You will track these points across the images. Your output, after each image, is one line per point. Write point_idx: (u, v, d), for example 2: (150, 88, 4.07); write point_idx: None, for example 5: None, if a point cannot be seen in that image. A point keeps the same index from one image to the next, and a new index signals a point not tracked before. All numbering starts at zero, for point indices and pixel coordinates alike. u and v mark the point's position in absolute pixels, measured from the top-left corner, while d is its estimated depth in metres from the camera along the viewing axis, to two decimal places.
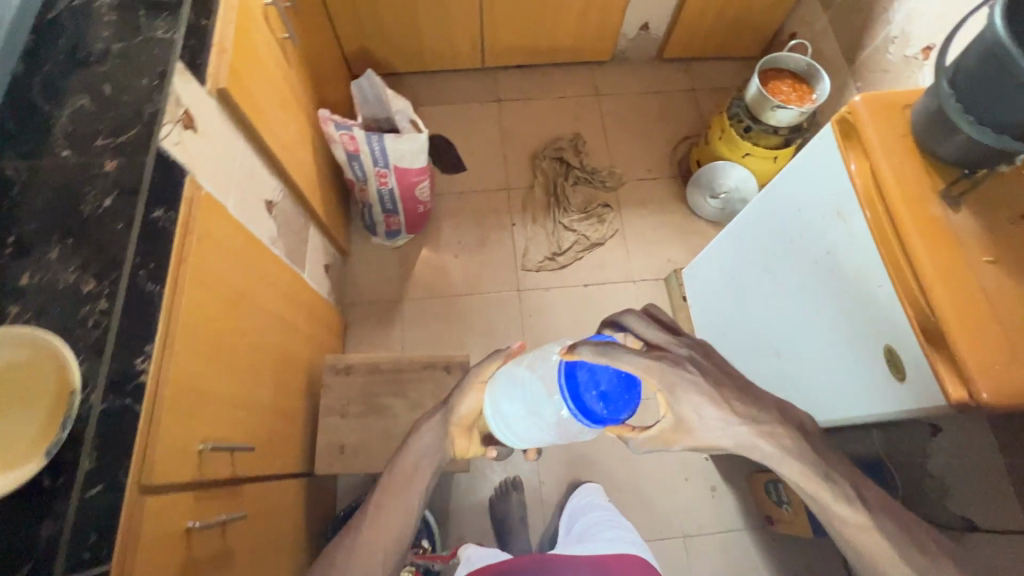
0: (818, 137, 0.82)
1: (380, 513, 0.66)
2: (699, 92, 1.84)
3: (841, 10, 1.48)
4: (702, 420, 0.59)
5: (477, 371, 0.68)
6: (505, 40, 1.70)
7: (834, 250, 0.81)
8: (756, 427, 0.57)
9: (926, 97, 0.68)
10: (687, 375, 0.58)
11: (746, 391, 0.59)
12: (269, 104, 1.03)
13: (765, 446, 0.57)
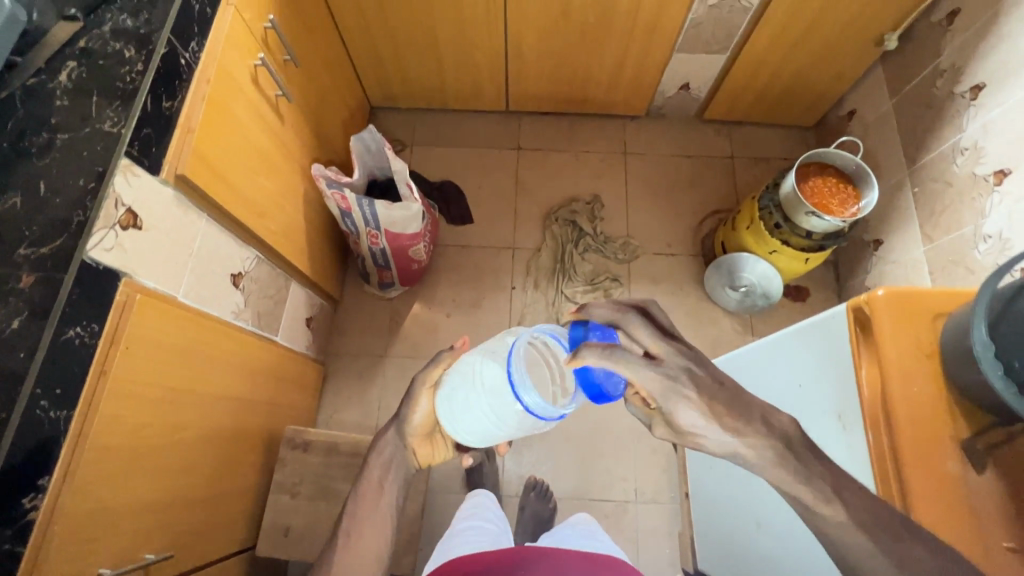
0: (831, 314, 0.69)
1: (357, 528, 0.74)
2: (738, 161, 1.68)
3: (908, 100, 1.30)
4: (688, 421, 0.51)
5: (423, 378, 0.75)
6: (530, 88, 1.60)
7: (827, 455, 0.68)
8: (735, 427, 0.51)
9: (961, 324, 0.57)
10: (681, 392, 0.50)
11: (733, 400, 0.51)
12: (248, 173, 0.99)
13: (752, 455, 0.52)
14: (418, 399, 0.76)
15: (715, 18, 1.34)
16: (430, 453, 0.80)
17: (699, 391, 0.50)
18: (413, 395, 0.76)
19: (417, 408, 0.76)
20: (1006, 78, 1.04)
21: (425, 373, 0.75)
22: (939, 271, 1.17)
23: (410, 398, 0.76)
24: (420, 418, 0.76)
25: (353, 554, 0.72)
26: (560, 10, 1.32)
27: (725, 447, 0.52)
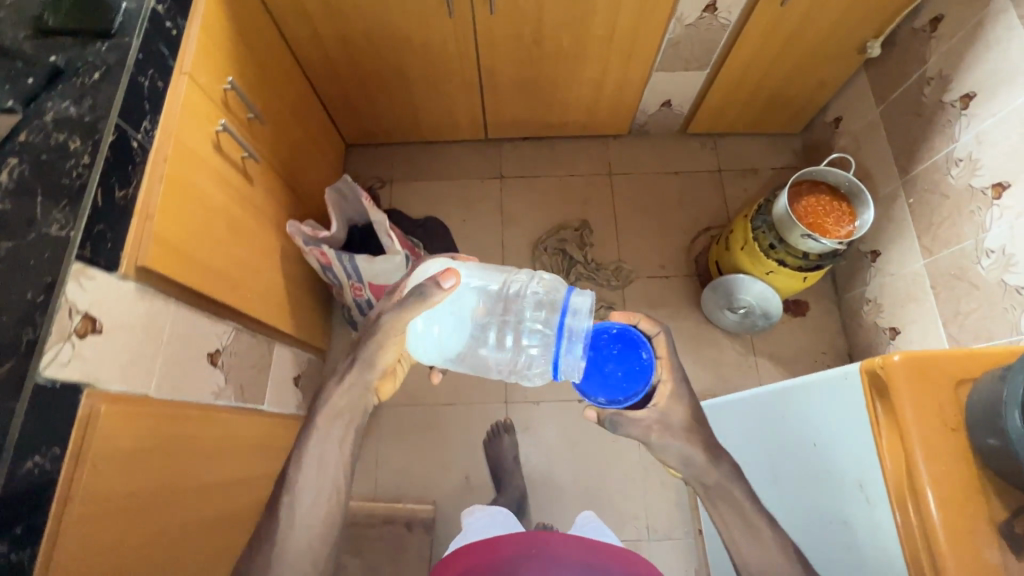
0: (842, 373, 0.65)
1: (302, 477, 0.70)
2: (726, 173, 1.65)
3: (895, 108, 1.27)
4: (670, 428, 0.71)
5: (395, 313, 0.71)
6: (509, 115, 1.56)
7: (850, 523, 0.65)
8: (707, 449, 0.72)
9: (989, 400, 0.53)
10: (679, 391, 0.72)
11: (711, 441, 0.73)
12: (219, 246, 0.93)
13: (701, 458, 0.71)
14: (386, 344, 0.74)
15: (693, 36, 1.30)
16: (386, 390, 0.81)
17: (693, 420, 0.73)
18: (377, 330, 0.72)
19: (376, 343, 0.73)
20: (997, 87, 1.01)
21: (398, 311, 0.71)
22: (941, 286, 1.14)
23: (368, 335, 0.73)
24: (382, 357, 0.75)
25: (301, 512, 0.70)
26: (533, 39, 1.27)
27: (689, 457, 0.72)
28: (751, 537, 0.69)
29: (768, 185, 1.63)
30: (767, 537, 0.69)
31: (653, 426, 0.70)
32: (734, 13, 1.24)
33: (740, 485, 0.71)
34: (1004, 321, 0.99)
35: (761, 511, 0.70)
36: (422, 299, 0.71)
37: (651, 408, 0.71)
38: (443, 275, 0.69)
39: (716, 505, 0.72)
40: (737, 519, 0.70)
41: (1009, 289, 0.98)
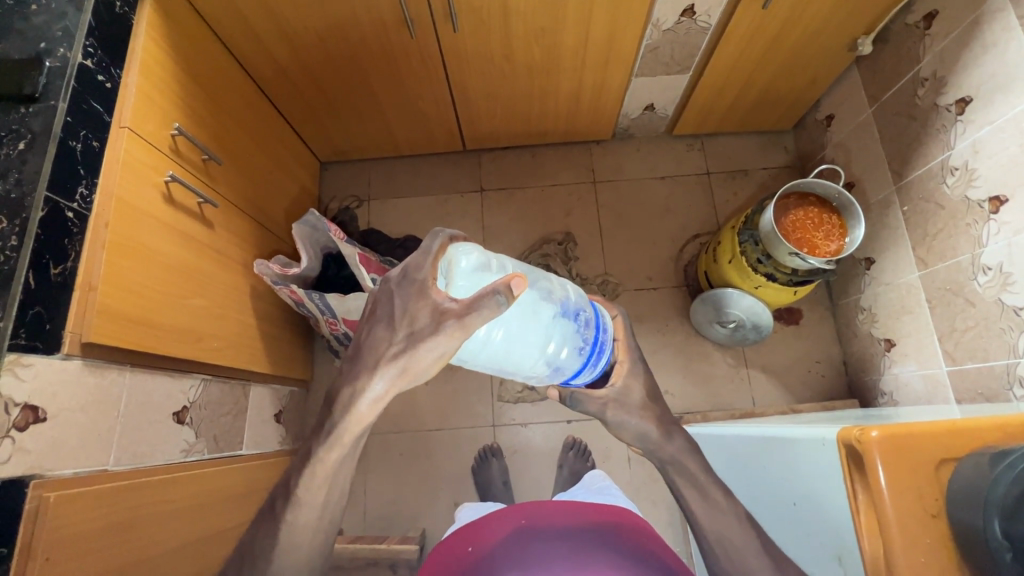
0: (826, 438, 0.62)
1: (308, 491, 0.57)
2: (714, 176, 1.59)
3: (888, 108, 1.20)
4: (627, 406, 0.68)
5: (463, 320, 0.45)
6: (485, 126, 1.50)
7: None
8: (662, 425, 0.69)
9: (974, 491, 0.49)
10: (634, 370, 0.70)
11: (665, 416, 0.70)
12: (178, 300, 0.90)
13: (655, 434, 0.69)
14: (441, 348, 0.47)
15: (673, 41, 1.23)
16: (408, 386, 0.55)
17: (649, 397, 0.70)
18: (431, 339, 0.46)
19: (427, 357, 0.47)
20: (994, 93, 0.94)
21: (474, 316, 0.45)
22: (937, 300, 1.09)
23: (415, 345, 0.46)
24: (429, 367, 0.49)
25: (304, 537, 0.59)
26: (502, 53, 1.21)
27: (645, 433, 0.69)
28: (709, 509, 0.66)
29: (759, 187, 1.57)
30: (724, 508, 0.66)
31: (608, 403, 0.68)
32: (714, 16, 1.16)
33: (697, 461, 0.68)
34: (1001, 342, 0.95)
35: (716, 480, 0.67)
36: (491, 311, 0.46)
37: (608, 387, 0.69)
38: (517, 281, 0.45)
39: (676, 483, 0.68)
40: (692, 491, 0.67)
41: (1006, 308, 0.93)
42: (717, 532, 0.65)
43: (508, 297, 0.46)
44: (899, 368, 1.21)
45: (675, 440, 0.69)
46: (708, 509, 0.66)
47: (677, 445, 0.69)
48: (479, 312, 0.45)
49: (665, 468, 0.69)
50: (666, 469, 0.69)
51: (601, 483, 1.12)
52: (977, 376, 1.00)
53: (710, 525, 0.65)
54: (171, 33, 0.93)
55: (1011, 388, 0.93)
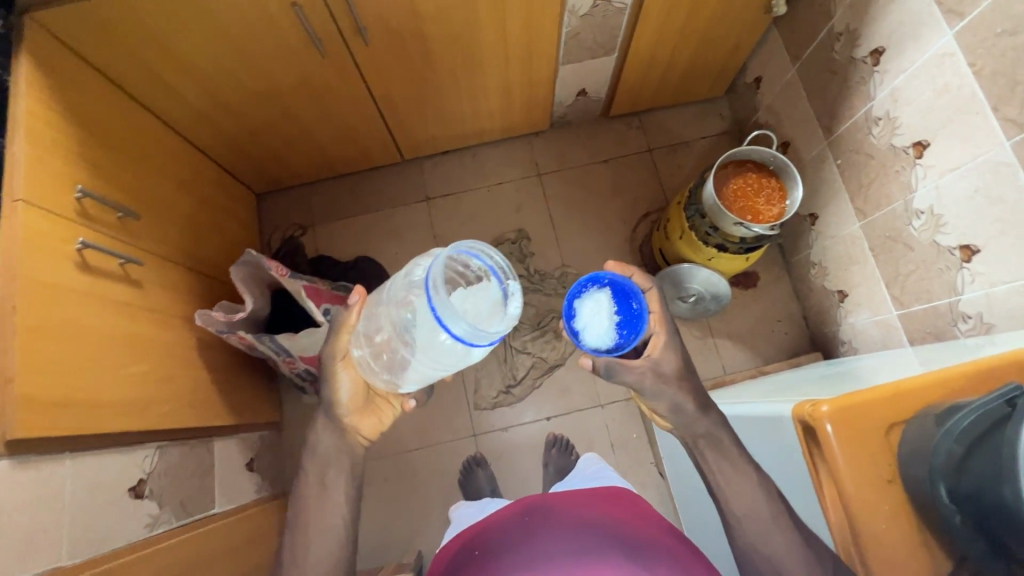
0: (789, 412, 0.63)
1: None
2: (657, 152, 1.59)
3: (810, 66, 1.22)
4: (663, 376, 0.75)
5: (333, 343, 0.83)
6: (420, 134, 1.46)
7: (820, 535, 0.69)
8: (698, 399, 0.76)
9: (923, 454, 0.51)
10: (670, 347, 0.77)
11: (700, 393, 0.76)
12: (112, 372, 0.85)
13: (690, 408, 0.76)
14: (338, 375, 0.86)
15: (592, 25, 1.21)
16: (374, 426, 0.91)
17: (684, 371, 0.76)
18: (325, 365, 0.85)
19: (338, 385, 0.86)
20: (904, 40, 0.96)
21: (338, 337, 0.83)
22: (879, 248, 1.12)
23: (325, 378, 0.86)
24: (342, 394, 0.87)
25: None
26: (421, 59, 1.17)
27: (680, 405, 0.75)
28: (735, 479, 0.72)
29: (702, 157, 1.58)
30: (750, 481, 0.71)
31: (646, 372, 0.74)
32: None
33: (729, 435, 0.75)
34: (941, 281, 0.98)
35: (745, 456, 0.74)
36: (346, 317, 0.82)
37: (645, 357, 0.75)
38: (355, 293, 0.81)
39: (705, 454, 0.76)
40: (720, 464, 0.74)
41: (942, 249, 0.96)
42: (740, 505, 0.71)
43: (358, 307, 0.81)
44: (854, 316, 1.23)
45: (707, 415, 0.76)
46: (731, 481, 0.73)
47: (710, 420, 0.76)
48: (333, 328, 0.82)
49: (698, 442, 0.76)
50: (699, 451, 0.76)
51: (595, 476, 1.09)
52: (924, 317, 1.03)
53: (730, 494, 0.72)
54: (59, 89, 0.87)
55: (956, 324, 0.96)
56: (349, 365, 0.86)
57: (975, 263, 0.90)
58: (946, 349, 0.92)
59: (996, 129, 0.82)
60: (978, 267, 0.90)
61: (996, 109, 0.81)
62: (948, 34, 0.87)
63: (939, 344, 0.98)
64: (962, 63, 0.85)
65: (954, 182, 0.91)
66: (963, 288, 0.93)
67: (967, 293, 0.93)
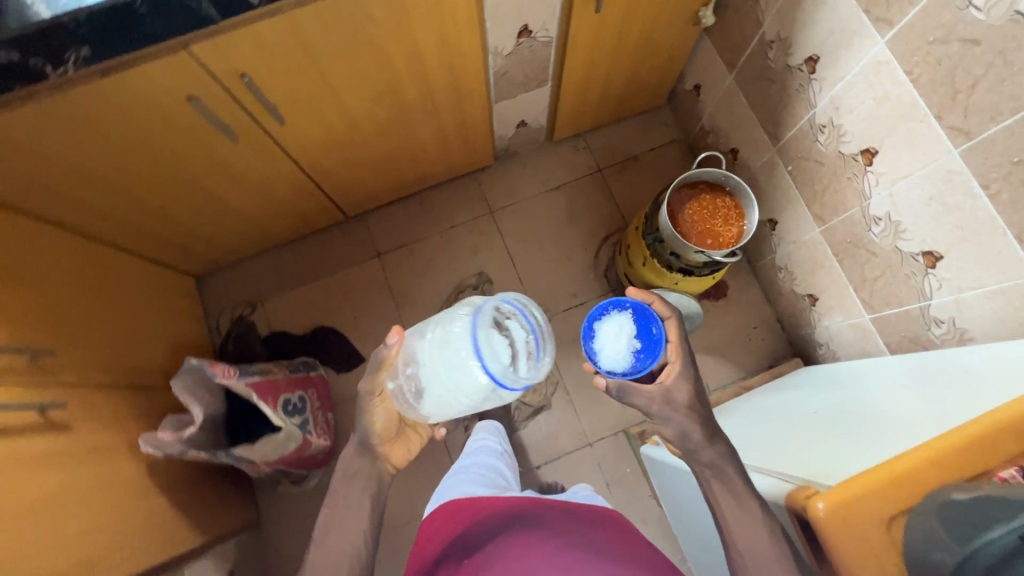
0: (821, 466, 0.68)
1: None
2: (607, 171, 1.54)
3: (747, 74, 1.18)
4: (672, 403, 0.84)
5: (371, 377, 0.90)
6: (359, 190, 1.38)
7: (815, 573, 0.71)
8: (707, 429, 0.82)
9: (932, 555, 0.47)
10: (685, 376, 0.87)
11: (709, 424, 0.83)
12: (46, 544, 0.75)
13: (695, 437, 0.81)
14: (374, 408, 0.92)
15: (520, 62, 1.15)
16: (401, 454, 0.99)
17: (696, 402, 0.85)
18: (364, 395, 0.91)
19: (376, 415, 0.93)
20: (837, 48, 0.93)
21: (376, 373, 0.89)
22: (842, 254, 1.09)
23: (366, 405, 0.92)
24: (378, 418, 0.93)
25: None
26: (345, 124, 1.09)
27: (686, 433, 0.82)
28: (741, 512, 0.73)
29: (653, 169, 1.54)
30: (758, 516, 0.71)
31: (656, 397, 0.85)
32: (552, 30, 1.09)
33: (735, 467, 0.78)
34: (909, 287, 0.95)
35: (754, 492, 0.75)
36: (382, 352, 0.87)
37: (658, 385, 0.86)
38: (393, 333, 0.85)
39: (712, 486, 0.78)
40: (727, 497, 0.75)
41: (905, 255, 0.94)
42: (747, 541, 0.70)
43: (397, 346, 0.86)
44: (828, 320, 1.21)
45: (714, 447, 0.80)
46: (738, 514, 0.73)
47: (720, 452, 0.79)
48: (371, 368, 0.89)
49: (705, 472, 0.79)
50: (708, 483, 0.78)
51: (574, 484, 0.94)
52: (898, 322, 1.01)
53: (732, 524, 0.73)
54: None
55: (930, 329, 0.94)
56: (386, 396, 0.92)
57: (940, 269, 0.88)
58: (929, 364, 0.89)
59: (942, 137, 0.80)
60: (944, 273, 0.88)
61: (939, 118, 0.79)
62: (880, 42, 0.84)
63: (919, 355, 0.97)
64: (898, 72, 0.83)
65: (907, 190, 0.89)
66: (931, 294, 0.91)
67: (936, 299, 0.91)
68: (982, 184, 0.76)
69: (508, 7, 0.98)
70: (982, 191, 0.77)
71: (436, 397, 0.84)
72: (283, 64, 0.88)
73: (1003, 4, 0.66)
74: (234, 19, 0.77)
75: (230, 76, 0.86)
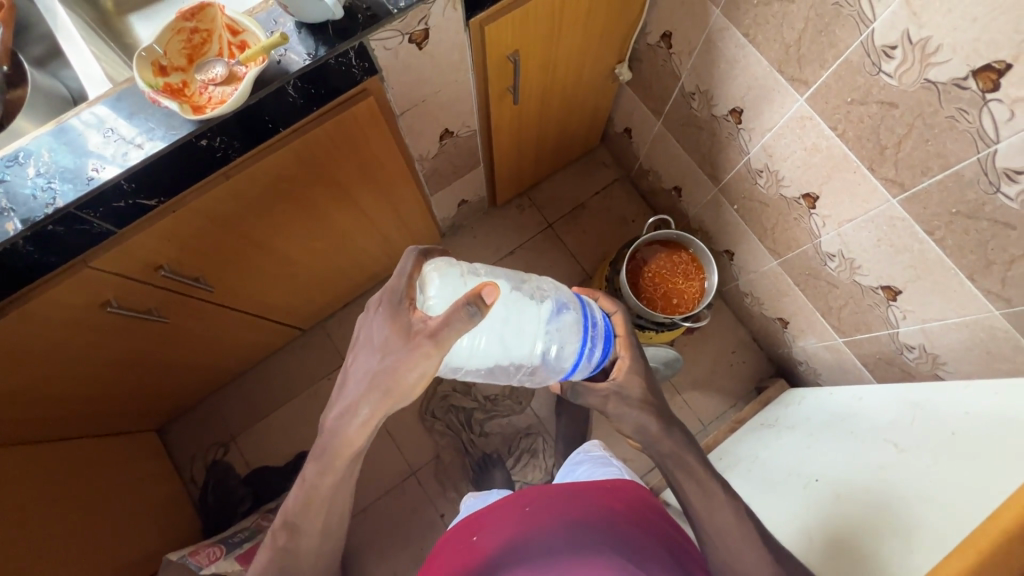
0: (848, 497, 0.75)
1: None
2: (556, 224, 1.52)
3: (674, 120, 1.17)
4: (626, 398, 0.81)
5: (438, 336, 0.61)
6: (311, 307, 1.32)
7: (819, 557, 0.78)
8: (661, 419, 0.81)
9: None
10: (636, 362, 0.83)
11: (664, 414, 0.82)
12: None
13: (652, 426, 0.81)
14: (421, 372, 0.65)
15: (448, 158, 1.11)
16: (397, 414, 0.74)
17: (649, 395, 0.82)
18: (407, 362, 0.63)
19: (414, 371, 0.64)
20: (758, 102, 0.92)
21: (449, 325, 0.61)
22: (804, 284, 1.10)
23: (397, 374, 0.64)
24: (417, 383, 0.66)
25: None
26: (282, 264, 1.03)
27: (644, 426, 0.81)
28: (705, 499, 0.75)
29: (602, 213, 1.52)
30: (721, 499, 0.75)
31: (610, 395, 0.81)
32: (473, 124, 1.05)
33: (694, 454, 0.79)
34: (875, 315, 0.96)
35: (714, 476, 0.77)
36: (465, 318, 0.60)
37: (609, 381, 0.82)
38: (487, 292, 0.59)
39: (675, 474, 0.78)
40: (691, 483, 0.77)
41: (865, 288, 0.95)
42: (718, 526, 0.73)
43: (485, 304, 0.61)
44: (802, 341, 1.22)
45: (666, 431, 0.81)
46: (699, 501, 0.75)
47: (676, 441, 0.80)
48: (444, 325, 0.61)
49: (666, 461, 0.80)
50: (670, 471, 0.79)
51: (591, 453, 0.91)
52: (871, 345, 1.02)
53: (693, 506, 0.75)
54: None
55: (902, 353, 0.95)
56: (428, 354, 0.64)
57: (902, 301, 0.89)
58: (913, 400, 0.90)
59: (877, 187, 0.80)
60: (906, 305, 0.89)
61: (872, 170, 0.79)
62: (799, 99, 0.84)
63: (899, 385, 0.97)
64: (823, 126, 0.83)
65: (855, 232, 0.89)
66: (898, 323, 0.92)
67: (902, 327, 0.92)
68: (925, 230, 0.77)
69: (424, 121, 0.93)
70: (927, 235, 0.77)
71: (463, 355, 0.76)
72: (198, 243, 0.81)
73: (913, 72, 0.66)
74: (134, 223, 0.71)
75: (145, 271, 0.80)
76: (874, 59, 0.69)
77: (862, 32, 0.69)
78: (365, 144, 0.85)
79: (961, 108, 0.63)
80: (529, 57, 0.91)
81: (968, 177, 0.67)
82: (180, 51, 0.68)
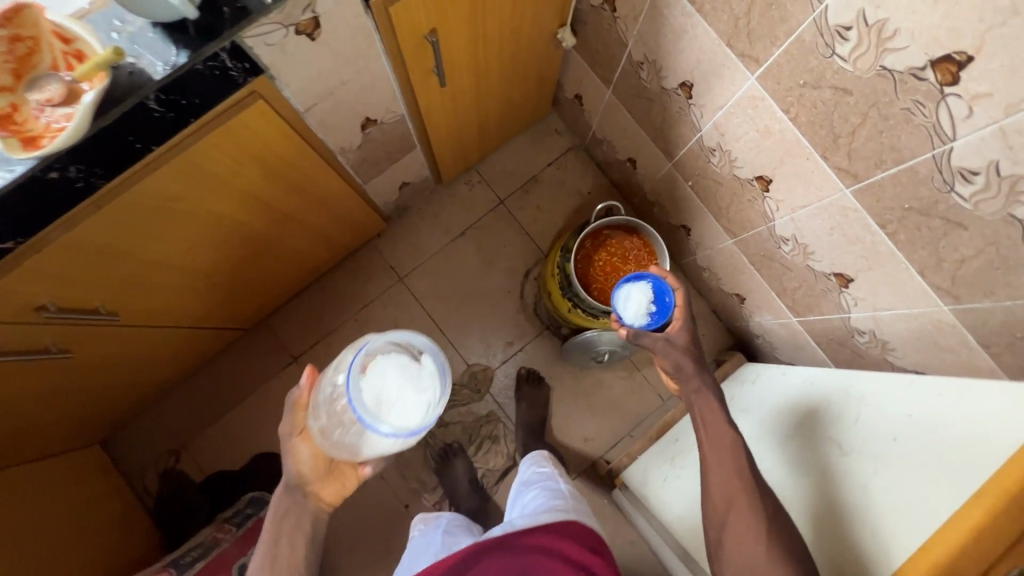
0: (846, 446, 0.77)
1: None
2: (508, 201, 1.43)
3: (624, 90, 1.08)
4: (673, 345, 0.89)
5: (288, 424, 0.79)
6: (250, 308, 1.23)
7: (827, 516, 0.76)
8: (700, 363, 0.89)
9: None
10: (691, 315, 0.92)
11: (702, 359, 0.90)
12: None
13: (691, 368, 0.89)
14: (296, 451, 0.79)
15: (376, 146, 1.00)
16: (336, 492, 0.83)
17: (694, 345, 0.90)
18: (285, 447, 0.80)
19: (293, 458, 0.80)
20: (707, 78, 0.84)
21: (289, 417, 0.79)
22: (759, 264, 1.06)
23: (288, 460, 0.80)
24: (303, 468, 0.80)
25: None
26: (199, 278, 0.94)
27: (682, 364, 0.89)
28: (716, 429, 0.84)
29: (556, 186, 1.44)
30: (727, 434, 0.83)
31: (660, 339, 0.89)
32: (399, 109, 0.94)
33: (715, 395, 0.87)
34: (828, 300, 0.94)
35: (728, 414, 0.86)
36: (295, 401, 0.78)
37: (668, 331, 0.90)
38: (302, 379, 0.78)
39: (700, 409, 0.87)
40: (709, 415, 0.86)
41: (818, 273, 0.91)
42: (717, 460, 0.81)
43: (312, 388, 0.78)
44: (759, 316, 1.20)
45: (703, 377, 0.89)
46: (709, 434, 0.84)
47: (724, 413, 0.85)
48: (289, 409, 0.78)
49: (693, 399, 0.89)
50: (697, 408, 0.87)
51: (539, 471, 0.94)
52: (823, 326, 1.00)
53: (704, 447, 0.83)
54: None
55: (853, 336, 0.94)
56: (306, 437, 0.79)
57: (853, 289, 0.86)
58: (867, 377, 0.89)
59: (831, 176, 0.74)
60: (858, 292, 0.86)
61: (825, 157, 0.73)
62: (751, 77, 0.76)
63: (844, 372, 0.95)
64: (775, 109, 0.75)
65: (808, 219, 0.84)
66: (850, 309, 0.90)
67: (854, 313, 0.90)
68: (878, 223, 0.72)
69: (338, 114, 0.82)
70: (880, 228, 0.73)
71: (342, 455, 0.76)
72: (83, 275, 0.72)
73: (868, 57, 0.58)
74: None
75: (24, 313, 0.70)
76: (828, 39, 0.61)
77: (816, 9, 0.60)
78: (266, 149, 0.75)
79: (917, 100, 0.57)
80: (450, 35, 0.80)
81: (922, 173, 0.62)
82: (3, 67, 0.54)
